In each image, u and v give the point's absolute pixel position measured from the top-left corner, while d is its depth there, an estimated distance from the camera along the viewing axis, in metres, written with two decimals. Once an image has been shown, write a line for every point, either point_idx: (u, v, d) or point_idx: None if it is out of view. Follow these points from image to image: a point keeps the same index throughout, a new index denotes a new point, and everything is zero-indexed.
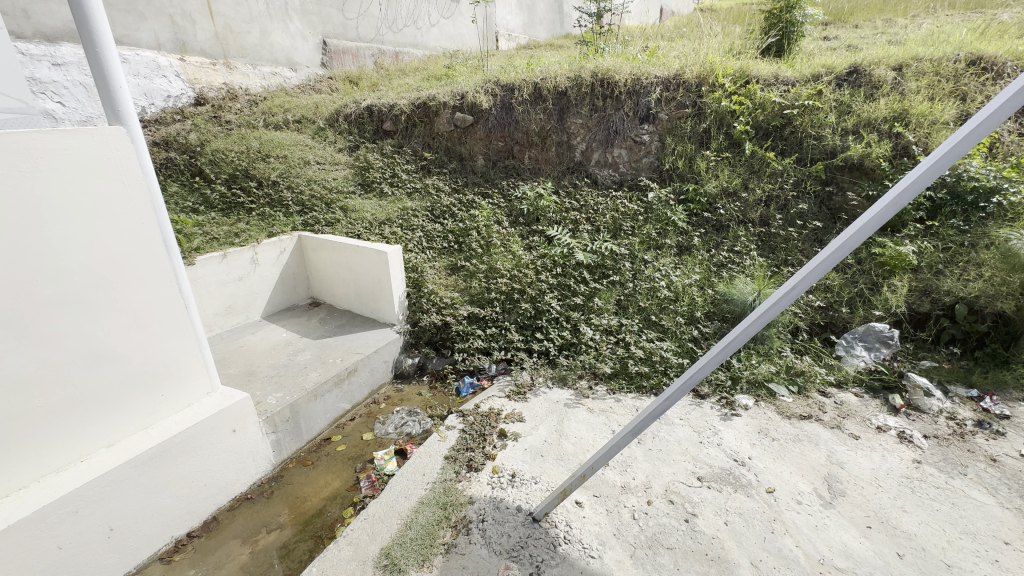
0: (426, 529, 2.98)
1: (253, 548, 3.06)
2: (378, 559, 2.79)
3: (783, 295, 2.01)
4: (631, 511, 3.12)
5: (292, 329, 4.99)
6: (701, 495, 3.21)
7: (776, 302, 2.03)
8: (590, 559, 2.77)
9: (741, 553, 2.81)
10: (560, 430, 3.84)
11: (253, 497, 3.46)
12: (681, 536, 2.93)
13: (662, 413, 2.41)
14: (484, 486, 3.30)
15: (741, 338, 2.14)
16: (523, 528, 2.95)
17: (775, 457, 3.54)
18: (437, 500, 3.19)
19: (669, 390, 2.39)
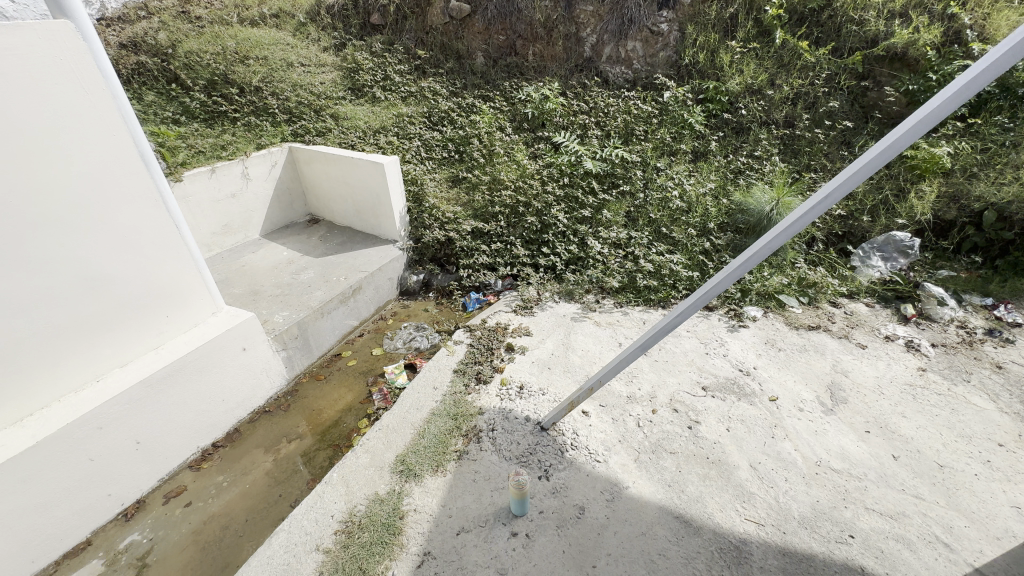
0: (438, 438, 3.09)
1: (275, 456, 3.18)
2: (395, 466, 2.94)
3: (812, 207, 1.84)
4: (637, 419, 3.21)
5: (293, 247, 4.89)
6: (705, 404, 3.29)
7: (802, 215, 1.86)
8: (597, 463, 2.92)
9: (741, 457, 2.94)
10: (567, 343, 3.87)
11: (271, 410, 3.57)
12: (684, 442, 3.04)
13: (674, 328, 2.36)
14: (493, 398, 3.38)
15: (763, 252, 1.99)
16: (531, 436, 3.06)
17: (780, 366, 3.57)
18: (448, 412, 3.28)
19: (682, 306, 2.30)
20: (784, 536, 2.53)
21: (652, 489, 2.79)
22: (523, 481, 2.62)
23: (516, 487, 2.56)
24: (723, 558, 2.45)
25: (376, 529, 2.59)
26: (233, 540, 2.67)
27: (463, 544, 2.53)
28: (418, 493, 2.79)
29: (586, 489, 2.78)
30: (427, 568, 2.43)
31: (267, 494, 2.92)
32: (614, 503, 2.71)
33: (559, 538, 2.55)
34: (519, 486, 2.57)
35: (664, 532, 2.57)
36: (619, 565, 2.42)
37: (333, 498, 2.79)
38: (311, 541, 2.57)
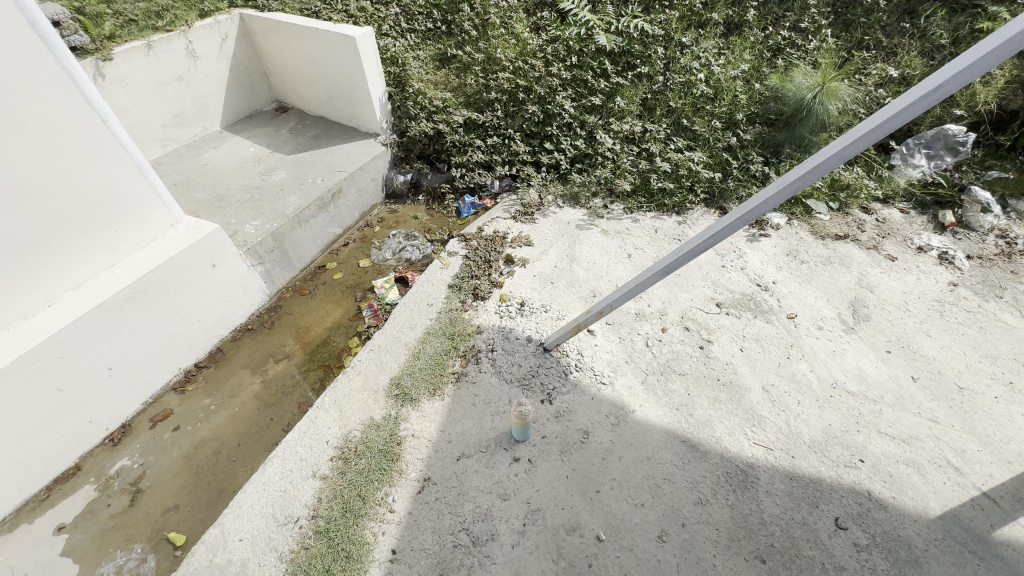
0: (435, 360, 2.91)
1: (264, 377, 3.00)
2: (390, 389, 2.79)
3: (902, 108, 1.49)
4: (645, 338, 3.01)
5: (259, 141, 4.28)
6: (718, 322, 3.07)
7: (891, 117, 1.51)
8: (602, 385, 2.78)
9: (753, 378, 2.79)
10: (571, 254, 3.54)
11: (255, 327, 3.31)
12: (694, 363, 2.88)
13: (703, 252, 2.05)
14: (492, 315, 3.14)
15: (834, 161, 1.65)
16: (534, 358, 2.87)
17: (801, 281, 3.30)
18: (443, 331, 3.05)
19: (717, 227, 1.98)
20: (792, 460, 2.47)
21: (659, 412, 2.67)
22: (524, 407, 2.49)
23: (519, 415, 2.43)
24: (728, 482, 2.41)
25: (373, 455, 2.51)
26: (227, 465, 2.59)
27: (464, 469, 2.47)
28: (416, 418, 2.67)
29: (591, 413, 2.67)
30: (428, 494, 2.39)
31: (258, 418, 2.79)
32: (620, 428, 2.61)
33: (563, 463, 2.48)
34: (523, 414, 2.43)
35: (669, 456, 2.50)
36: (623, 491, 2.39)
37: (326, 423, 2.66)
38: (307, 468, 2.49)
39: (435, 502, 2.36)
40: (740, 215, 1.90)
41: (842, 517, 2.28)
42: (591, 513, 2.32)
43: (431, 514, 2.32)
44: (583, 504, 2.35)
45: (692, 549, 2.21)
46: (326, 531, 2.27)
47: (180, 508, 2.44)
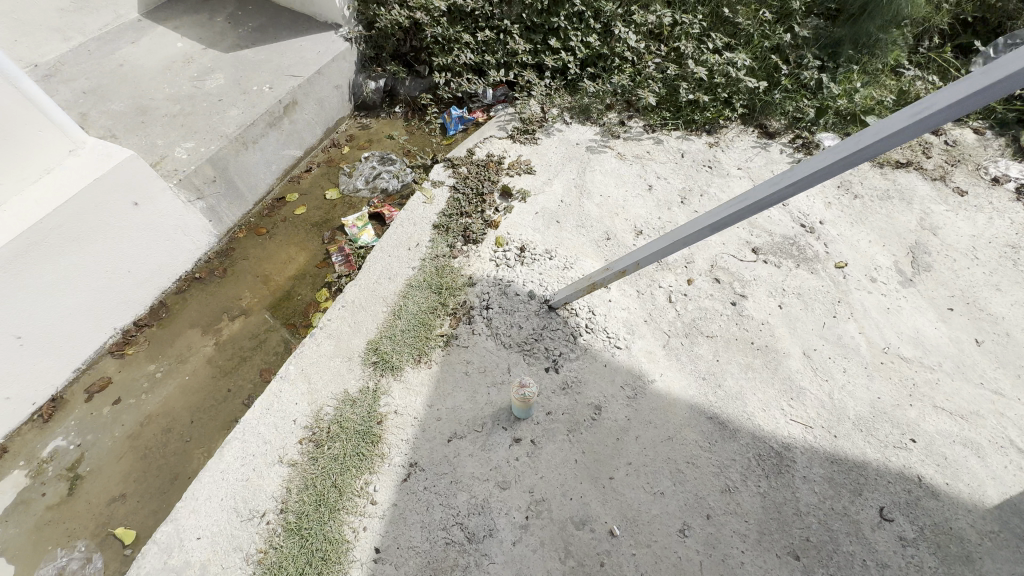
0: (418, 320, 2.44)
1: (217, 339, 2.53)
2: (366, 356, 2.36)
3: None
4: (668, 293, 2.54)
5: (189, 33, 3.38)
6: (755, 273, 2.59)
7: None
8: (616, 351, 2.36)
9: (792, 342, 2.39)
10: (580, 185, 2.94)
11: (203, 277, 2.76)
12: (725, 323, 2.44)
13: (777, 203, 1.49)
14: (486, 263, 2.63)
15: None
16: (537, 318, 2.41)
17: (853, 220, 2.78)
18: (429, 283, 2.55)
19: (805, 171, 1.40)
20: (834, 440, 2.15)
21: (683, 383, 2.30)
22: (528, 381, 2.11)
23: (524, 393, 2.05)
24: (761, 466, 2.10)
25: (350, 437, 2.14)
26: (180, 447, 2.22)
27: (456, 452, 2.13)
28: (399, 391, 2.27)
29: (604, 385, 2.28)
30: (415, 483, 2.06)
31: (212, 389, 2.37)
32: (638, 402, 2.24)
33: (571, 445, 2.14)
34: (529, 391, 2.05)
35: (694, 435, 2.16)
36: (640, 477, 2.07)
37: (293, 398, 2.26)
38: (273, 452, 2.13)
39: (423, 491, 2.05)
40: (841, 156, 1.31)
41: (886, 506, 2.01)
42: (603, 504, 2.02)
43: (420, 506, 2.02)
44: (594, 493, 2.04)
45: (718, 544, 1.95)
46: (298, 528, 1.97)
47: (128, 497, 2.11)
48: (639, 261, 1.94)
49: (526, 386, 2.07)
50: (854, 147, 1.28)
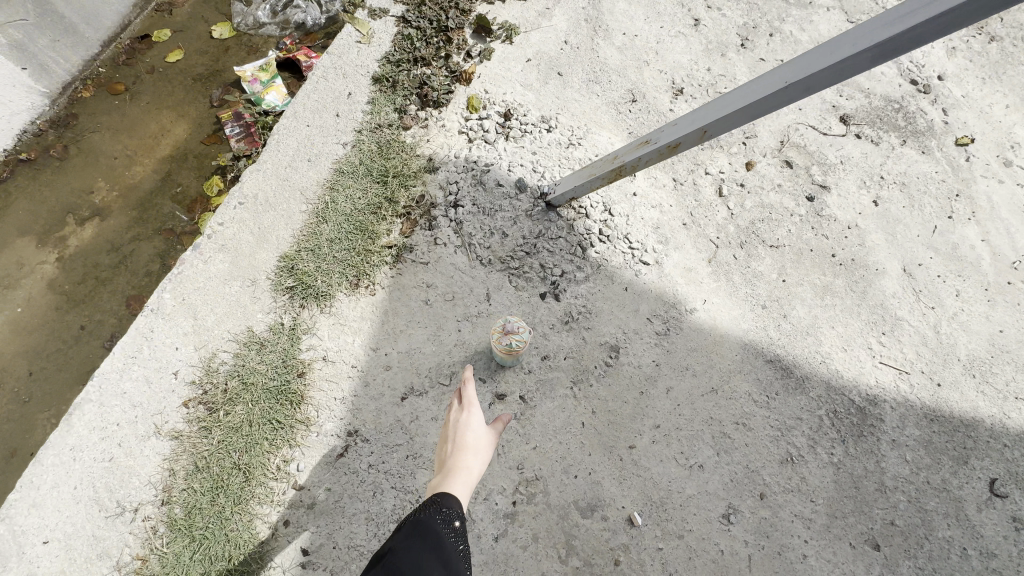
0: (354, 225, 1.66)
1: (60, 254, 1.72)
2: (278, 280, 1.60)
3: None
4: (717, 183, 1.76)
5: None
6: (842, 154, 1.80)
7: None
8: (641, 268, 1.65)
9: (889, 254, 1.69)
10: (593, 18, 1.96)
11: (32, 158, 1.85)
12: (796, 228, 1.71)
13: None
14: (453, 139, 1.78)
15: None
16: (529, 222, 1.64)
17: (985, 74, 1.92)
18: (368, 170, 1.72)
19: None
20: (937, 391, 1.56)
21: (734, 313, 1.62)
22: (517, 320, 1.41)
23: (513, 343, 1.38)
24: (836, 428, 1.52)
25: (257, 398, 1.48)
26: (14, 412, 1.54)
27: (414, 416, 1.49)
28: (328, 330, 1.57)
29: (623, 317, 1.60)
30: (355, 460, 1.45)
31: (57, 326, 1.63)
32: (670, 342, 1.58)
33: (576, 404, 1.52)
34: (521, 339, 1.39)
35: (746, 387, 1.55)
36: (671, 445, 1.49)
37: (171, 342, 1.54)
38: (145, 421, 1.47)
39: (367, 471, 1.44)
40: None
41: (999, 479, 1.48)
42: (619, 483, 1.46)
43: (363, 492, 1.43)
44: (607, 468, 1.47)
45: (773, 532, 1.43)
46: (188, 527, 1.38)
47: None
48: (708, 124, 1.11)
49: (514, 333, 1.38)
50: None
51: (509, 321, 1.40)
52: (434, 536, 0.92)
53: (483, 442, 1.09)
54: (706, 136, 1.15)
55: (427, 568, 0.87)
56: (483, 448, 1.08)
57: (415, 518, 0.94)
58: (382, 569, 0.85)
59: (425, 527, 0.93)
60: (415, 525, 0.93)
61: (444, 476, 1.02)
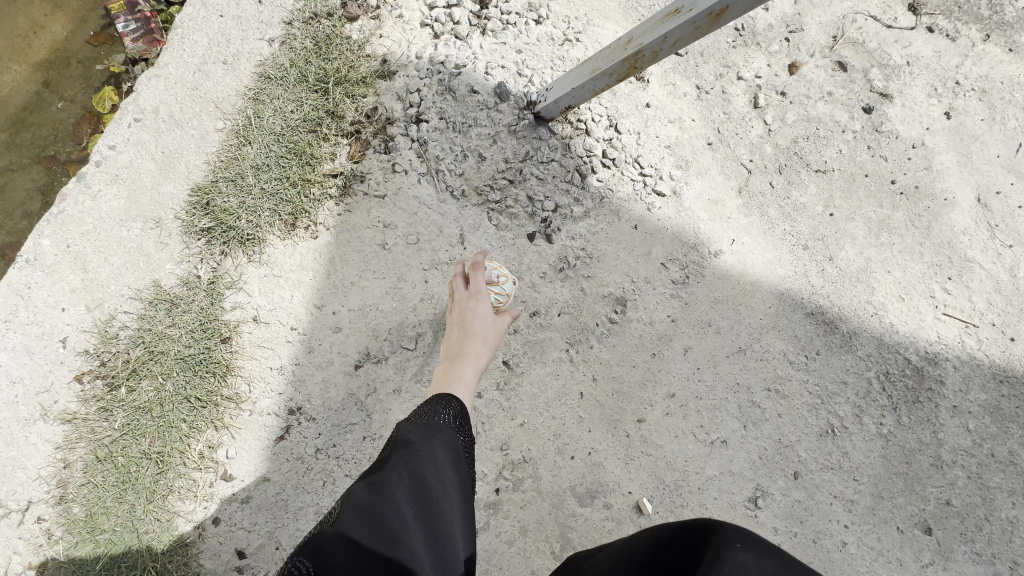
0: (287, 147, 1.28)
1: None
2: (190, 219, 1.24)
3: None
4: (752, 91, 1.39)
5: None
6: (909, 52, 1.42)
7: None
8: (656, 200, 1.31)
9: (960, 180, 1.36)
10: None
11: None
12: (848, 148, 1.36)
13: None
14: (412, 32, 1.36)
15: None
16: (512, 142, 1.28)
17: None
18: (303, 74, 1.32)
19: None
20: (1009, 347, 1.29)
21: (768, 255, 1.31)
22: (497, 266, 1.08)
23: (492, 299, 1.06)
24: (887, 393, 1.25)
25: (170, 370, 1.17)
26: None
27: (371, 389, 1.20)
28: (258, 283, 1.23)
29: (631, 261, 1.28)
30: (298, 444, 1.17)
31: None
32: (689, 292, 1.27)
33: (573, 370, 1.23)
34: (502, 291, 1.06)
35: (782, 346, 1.26)
36: (689, 418, 1.22)
37: (54, 300, 1.20)
38: (28, 401, 1.16)
39: (314, 458, 1.16)
40: None
41: None
42: (625, 465, 1.20)
43: (310, 482, 1.15)
44: (611, 446, 1.20)
45: (808, 517, 1.20)
46: (92, 531, 1.11)
47: None
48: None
49: (492, 284, 1.05)
50: None
51: (488, 265, 1.07)
52: (456, 439, 0.79)
53: (494, 334, 1.00)
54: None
55: (450, 471, 0.73)
56: (493, 340, 0.99)
57: (432, 418, 0.79)
58: (406, 460, 0.70)
59: (448, 425, 0.80)
60: (435, 423, 0.78)
61: (450, 365, 0.95)
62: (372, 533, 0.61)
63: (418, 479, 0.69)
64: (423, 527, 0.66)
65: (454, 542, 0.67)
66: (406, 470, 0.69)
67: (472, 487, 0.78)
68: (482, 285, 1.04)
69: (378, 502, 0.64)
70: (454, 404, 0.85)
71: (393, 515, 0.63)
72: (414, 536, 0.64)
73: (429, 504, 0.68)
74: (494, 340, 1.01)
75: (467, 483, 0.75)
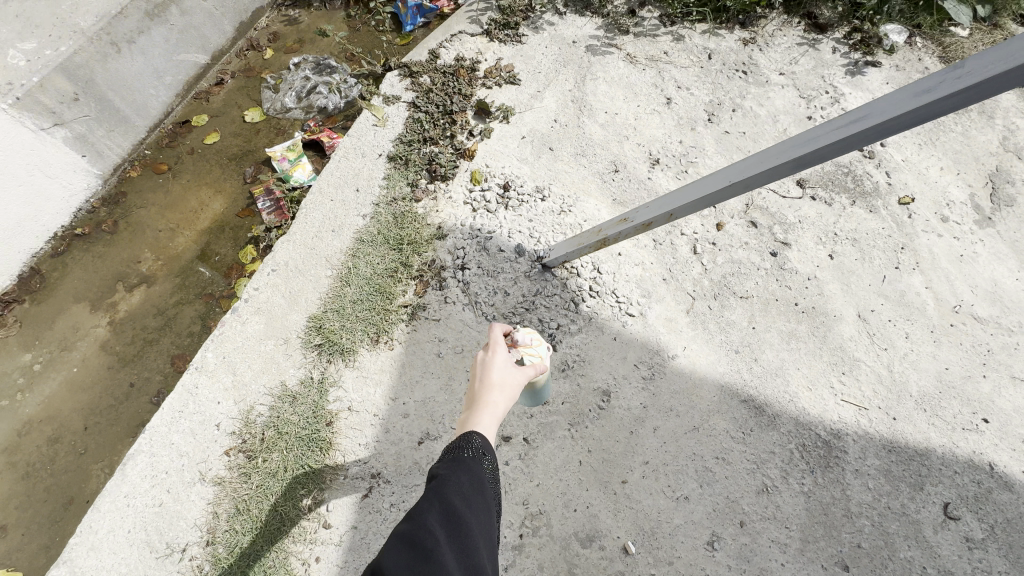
0: (374, 287, 1.88)
1: (111, 319, 1.94)
2: (307, 337, 1.82)
3: None
4: (692, 241, 2.01)
5: None
6: (800, 213, 2.05)
7: None
8: (628, 319, 1.87)
9: (845, 302, 1.92)
10: (579, 99, 2.26)
11: (87, 233, 2.10)
12: (762, 279, 1.95)
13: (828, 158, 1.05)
14: (459, 208, 2.02)
15: None
16: (527, 282, 1.87)
17: (921, 142, 2.21)
18: (386, 237, 1.96)
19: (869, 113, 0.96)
20: (892, 424, 1.76)
21: (710, 358, 1.84)
22: (527, 331, 1.15)
23: (524, 359, 1.10)
24: (805, 460, 1.71)
25: (291, 445, 1.67)
26: (71, 463, 1.73)
27: (430, 459, 1.68)
28: (352, 382, 1.77)
29: (612, 363, 1.81)
30: (378, 500, 1.63)
31: (110, 383, 1.84)
32: (654, 384, 1.79)
33: (574, 443, 1.71)
34: (533, 355, 1.11)
35: (725, 425, 1.75)
36: (660, 479, 1.68)
37: (213, 396, 1.74)
38: (192, 468, 1.65)
39: (389, 510, 1.62)
40: (948, 88, 0.84)
41: (952, 503, 1.66)
42: (614, 515, 1.63)
43: (386, 529, 1.60)
44: (603, 501, 1.65)
45: (753, 556, 1.60)
46: (231, 565, 1.55)
47: (9, 530, 1.64)
48: (674, 209, 1.37)
49: (525, 345, 1.11)
50: (966, 74, 0.83)
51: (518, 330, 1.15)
52: (480, 469, 0.84)
53: (513, 384, 0.99)
54: (674, 217, 1.40)
55: (475, 498, 0.80)
56: (511, 391, 0.97)
57: (456, 453, 0.85)
58: (435, 490, 0.78)
59: (473, 458, 0.85)
60: (460, 457, 0.84)
61: (470, 412, 0.92)
62: (410, 555, 0.67)
63: (448, 504, 0.76)
64: (456, 549, 0.72)
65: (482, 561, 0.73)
66: (436, 499, 0.76)
67: (496, 514, 0.84)
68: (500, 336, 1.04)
69: (413, 526, 0.71)
70: (477, 440, 0.87)
71: (427, 535, 0.70)
72: (447, 553, 0.70)
73: (457, 526, 0.74)
74: (514, 389, 0.99)
75: (491, 510, 0.81)
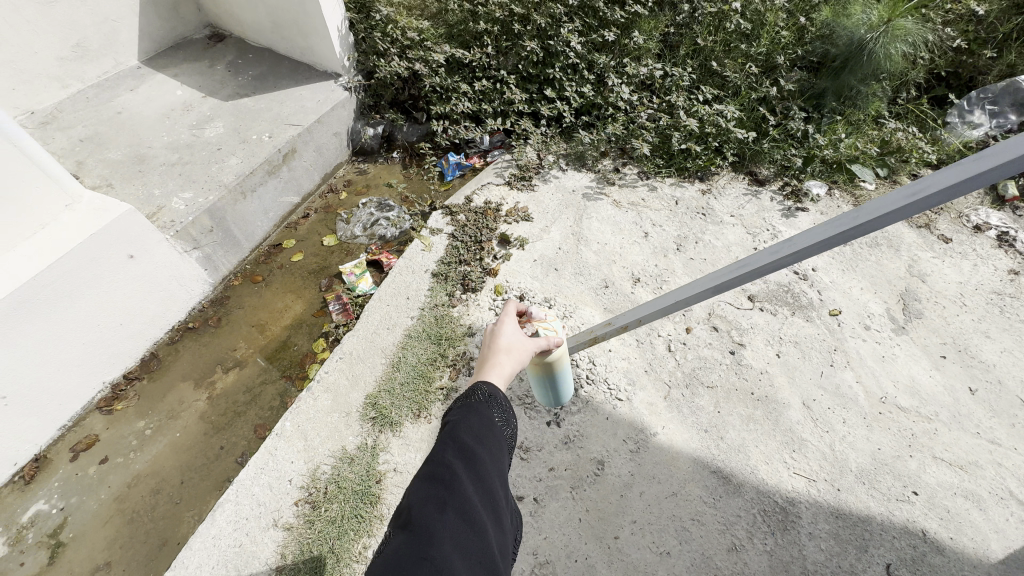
0: (418, 372, 2.42)
1: (210, 394, 2.46)
2: (364, 410, 2.31)
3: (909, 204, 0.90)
4: (667, 342, 2.56)
5: (188, 79, 3.38)
6: (751, 321, 2.63)
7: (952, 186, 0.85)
8: (617, 403, 2.36)
9: (792, 392, 2.40)
10: (577, 232, 2.98)
11: (197, 326, 2.71)
12: (724, 372, 2.46)
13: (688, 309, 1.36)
14: (485, 313, 2.62)
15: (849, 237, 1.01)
16: None
17: (844, 268, 2.85)
18: (429, 334, 2.54)
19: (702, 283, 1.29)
20: (838, 494, 2.14)
21: (685, 436, 2.28)
22: (542, 310, 1.56)
23: (539, 331, 1.53)
24: (766, 523, 2.07)
25: (348, 498, 2.08)
26: (168, 510, 2.14)
27: None
28: (398, 448, 2.22)
29: (605, 438, 2.26)
30: None
31: (205, 445, 2.31)
32: (640, 456, 2.22)
33: (575, 503, 2.11)
34: (547, 328, 1.55)
35: (698, 491, 2.14)
36: (646, 536, 2.04)
37: (288, 456, 2.20)
38: (267, 515, 2.06)
39: None
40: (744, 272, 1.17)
41: (893, 563, 1.98)
42: (608, 566, 1.97)
43: None
44: (599, 553, 2.00)
45: None
46: None
47: (113, 565, 2.01)
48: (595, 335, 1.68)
49: (539, 322, 1.55)
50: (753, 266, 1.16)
51: (531, 310, 1.55)
52: (485, 413, 1.17)
53: (517, 346, 1.39)
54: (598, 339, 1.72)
55: (484, 437, 1.12)
56: (514, 352, 1.37)
57: (469, 402, 1.20)
58: (451, 434, 1.10)
59: (481, 405, 1.19)
60: (472, 404, 1.18)
61: (484, 365, 1.34)
62: (430, 483, 0.98)
63: (461, 443, 1.08)
64: (471, 474, 1.03)
65: (489, 481, 1.05)
66: (452, 441, 1.08)
67: (501, 446, 1.15)
68: (511, 312, 1.45)
69: (437, 463, 1.02)
70: (484, 388, 1.24)
71: (446, 468, 1.01)
72: (464, 476, 1.01)
73: (468, 455, 1.06)
74: (517, 351, 1.39)
75: (495, 445, 1.13)
